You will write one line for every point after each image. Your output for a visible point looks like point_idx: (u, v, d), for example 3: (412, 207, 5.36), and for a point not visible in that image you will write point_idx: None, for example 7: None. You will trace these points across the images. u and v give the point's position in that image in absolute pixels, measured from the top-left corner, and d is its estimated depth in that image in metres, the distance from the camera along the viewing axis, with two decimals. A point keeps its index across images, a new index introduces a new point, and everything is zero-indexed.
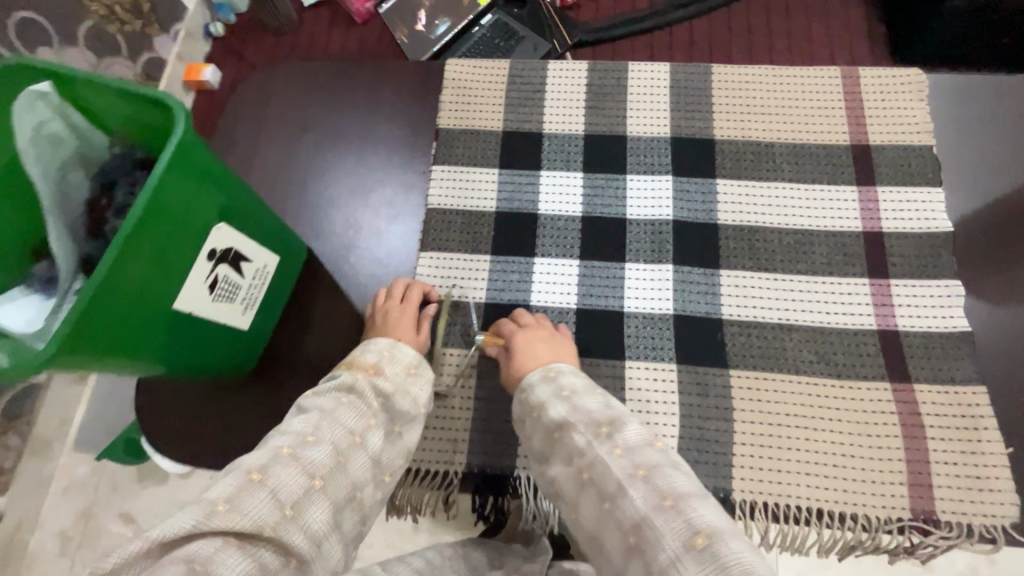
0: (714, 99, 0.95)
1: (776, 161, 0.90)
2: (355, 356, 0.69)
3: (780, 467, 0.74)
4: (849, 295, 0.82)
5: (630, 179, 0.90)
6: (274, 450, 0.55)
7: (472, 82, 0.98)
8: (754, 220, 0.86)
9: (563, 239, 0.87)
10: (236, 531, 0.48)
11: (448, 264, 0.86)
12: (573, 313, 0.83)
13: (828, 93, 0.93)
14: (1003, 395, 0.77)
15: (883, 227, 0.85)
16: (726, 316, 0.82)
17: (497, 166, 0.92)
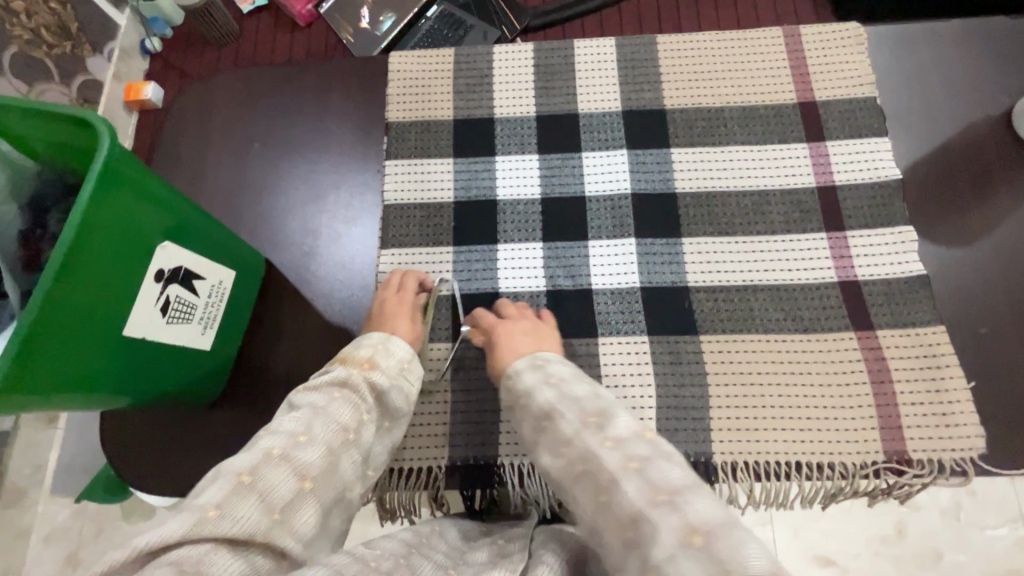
0: (661, 68, 0.95)
1: (727, 126, 0.90)
2: (349, 351, 0.69)
3: (755, 426, 0.76)
4: (809, 250, 0.83)
5: (585, 156, 0.90)
6: (263, 451, 0.53)
7: (417, 72, 0.96)
8: (710, 185, 0.87)
9: (524, 223, 0.86)
10: (230, 537, 0.47)
11: (411, 260, 0.85)
12: (541, 295, 0.83)
13: (771, 53, 0.94)
14: (962, 332, 0.80)
15: (836, 180, 0.87)
16: (691, 283, 0.83)
17: (452, 155, 0.91)
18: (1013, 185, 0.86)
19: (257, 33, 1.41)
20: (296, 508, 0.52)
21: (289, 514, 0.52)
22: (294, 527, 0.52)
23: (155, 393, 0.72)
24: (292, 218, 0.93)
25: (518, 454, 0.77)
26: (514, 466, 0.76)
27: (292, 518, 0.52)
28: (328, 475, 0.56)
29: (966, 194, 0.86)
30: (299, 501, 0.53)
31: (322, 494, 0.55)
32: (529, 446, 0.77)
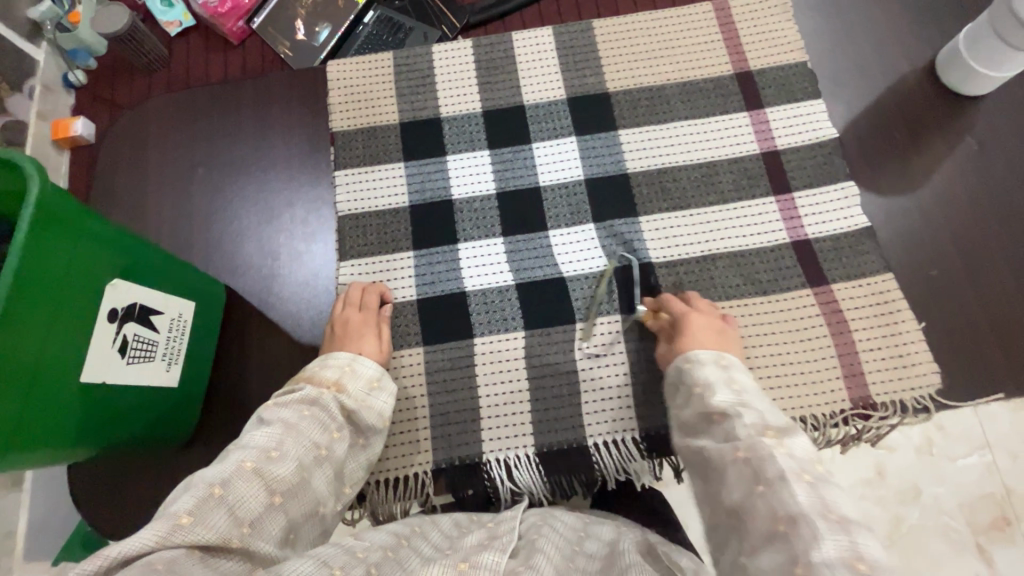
0: (601, 53, 0.96)
1: (670, 102, 0.92)
2: (316, 371, 0.69)
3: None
4: (761, 215, 0.86)
5: (536, 147, 0.90)
6: (237, 465, 0.52)
7: (358, 79, 0.95)
8: (662, 162, 0.89)
9: (482, 219, 0.86)
10: (202, 544, 0.45)
11: (373, 268, 0.85)
12: (510, 290, 0.83)
13: (705, 28, 0.96)
14: (907, 278, 0.84)
15: (777, 144, 0.89)
16: (654, 259, 0.84)
17: (402, 159, 0.90)
18: (945, 131, 0.90)
19: (190, 56, 1.22)
20: (266, 519, 0.51)
21: (257, 526, 0.50)
22: (266, 534, 0.50)
23: (126, 434, 0.69)
24: (246, 240, 0.91)
25: (502, 449, 0.77)
26: (499, 460, 0.77)
27: (261, 526, 0.50)
28: (297, 487, 0.55)
29: (904, 144, 0.90)
30: (269, 510, 0.51)
31: (292, 508, 0.54)
32: (511, 439, 0.78)
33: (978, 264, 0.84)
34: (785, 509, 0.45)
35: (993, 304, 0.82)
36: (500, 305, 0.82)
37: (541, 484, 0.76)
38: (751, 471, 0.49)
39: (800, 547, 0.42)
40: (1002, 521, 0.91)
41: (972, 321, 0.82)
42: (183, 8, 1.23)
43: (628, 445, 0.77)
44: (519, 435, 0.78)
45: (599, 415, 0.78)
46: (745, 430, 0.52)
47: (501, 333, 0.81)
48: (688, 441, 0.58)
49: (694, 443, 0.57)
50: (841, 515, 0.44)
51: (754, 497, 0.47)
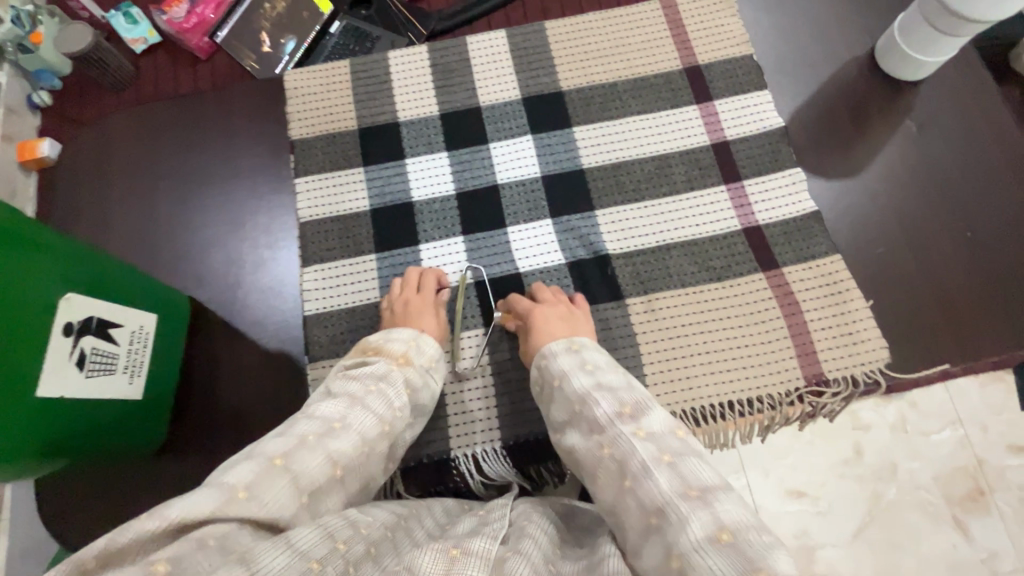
0: (554, 53, 0.98)
1: (622, 99, 0.95)
2: (382, 344, 0.71)
3: (682, 373, 0.80)
4: (713, 204, 0.89)
5: (493, 147, 0.92)
6: (295, 439, 0.54)
7: (316, 87, 0.96)
8: (616, 157, 0.91)
9: (442, 220, 0.88)
10: (255, 519, 0.45)
11: (335, 273, 0.86)
12: (471, 287, 0.85)
13: (653, 25, 0.99)
14: (856, 257, 0.87)
15: (727, 135, 0.92)
16: (613, 250, 0.87)
17: (362, 164, 0.91)
18: (888, 116, 0.94)
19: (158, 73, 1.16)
20: (321, 492, 0.53)
21: (313, 498, 0.52)
22: (317, 505, 0.52)
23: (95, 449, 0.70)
24: (211, 252, 0.92)
25: (471, 444, 0.79)
26: (469, 455, 0.79)
27: (311, 502, 0.52)
28: (351, 464, 0.57)
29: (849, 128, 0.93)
30: (327, 482, 0.54)
31: (341, 485, 0.56)
32: (478, 433, 0.79)
33: (924, 242, 0.87)
34: (651, 501, 0.48)
35: (941, 280, 0.85)
36: (462, 303, 0.84)
37: (512, 474, 0.78)
38: (618, 463, 0.53)
39: (671, 537, 0.45)
40: (977, 491, 0.94)
41: (921, 297, 0.85)
42: (149, 24, 1.16)
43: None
44: (486, 429, 0.79)
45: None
46: (603, 414, 0.58)
47: (466, 329, 0.83)
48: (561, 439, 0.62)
49: (565, 441, 0.61)
50: (699, 488, 0.48)
51: None
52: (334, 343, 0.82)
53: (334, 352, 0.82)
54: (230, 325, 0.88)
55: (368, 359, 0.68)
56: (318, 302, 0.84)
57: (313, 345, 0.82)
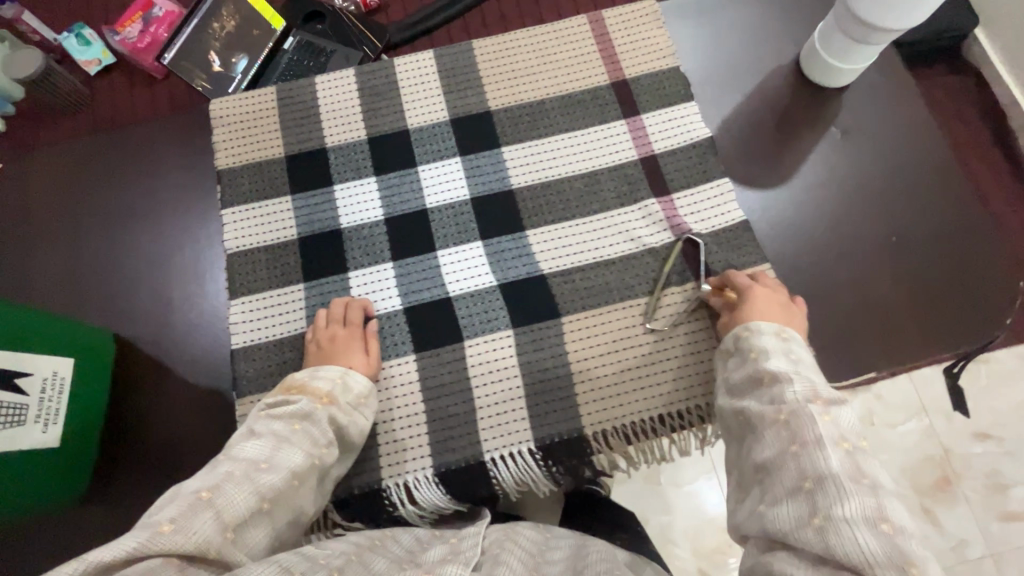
0: (481, 71, 0.98)
1: (550, 116, 0.95)
2: (304, 382, 0.71)
3: (615, 390, 0.81)
4: (643, 218, 0.88)
5: (422, 170, 0.92)
6: (222, 473, 0.55)
7: (243, 117, 0.95)
8: (546, 175, 0.91)
9: (371, 246, 0.88)
10: (180, 553, 0.46)
11: (263, 305, 0.85)
12: (400, 313, 0.85)
13: (580, 41, 0.99)
14: (786, 268, 0.88)
15: (655, 148, 0.92)
16: (547, 269, 0.86)
17: (290, 192, 0.91)
18: (814, 124, 0.94)
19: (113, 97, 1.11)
20: (249, 525, 0.53)
21: (240, 533, 0.52)
22: (244, 541, 0.52)
23: (12, 507, 0.70)
24: (143, 288, 0.90)
25: (403, 473, 0.79)
26: (401, 484, 0.78)
27: (241, 534, 0.52)
28: (284, 496, 0.59)
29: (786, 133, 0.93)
30: (257, 514, 0.54)
31: (275, 518, 0.57)
32: (408, 462, 0.79)
33: (852, 249, 0.88)
34: (812, 468, 0.48)
35: (871, 288, 0.86)
36: (391, 329, 0.84)
37: (446, 501, 0.79)
38: (789, 434, 0.52)
39: (819, 502, 0.46)
40: (943, 480, 0.94)
41: (849, 306, 0.86)
42: (102, 44, 1.12)
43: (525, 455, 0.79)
44: (417, 458, 0.79)
45: (494, 431, 0.80)
46: (795, 395, 0.55)
47: (397, 356, 0.83)
48: (732, 401, 0.63)
49: (739, 404, 0.61)
50: (872, 478, 0.46)
51: (790, 455, 0.51)
52: (262, 376, 0.82)
53: (263, 387, 0.81)
54: (159, 364, 0.87)
55: (288, 398, 0.68)
56: (245, 335, 0.83)
57: (242, 381, 0.81)
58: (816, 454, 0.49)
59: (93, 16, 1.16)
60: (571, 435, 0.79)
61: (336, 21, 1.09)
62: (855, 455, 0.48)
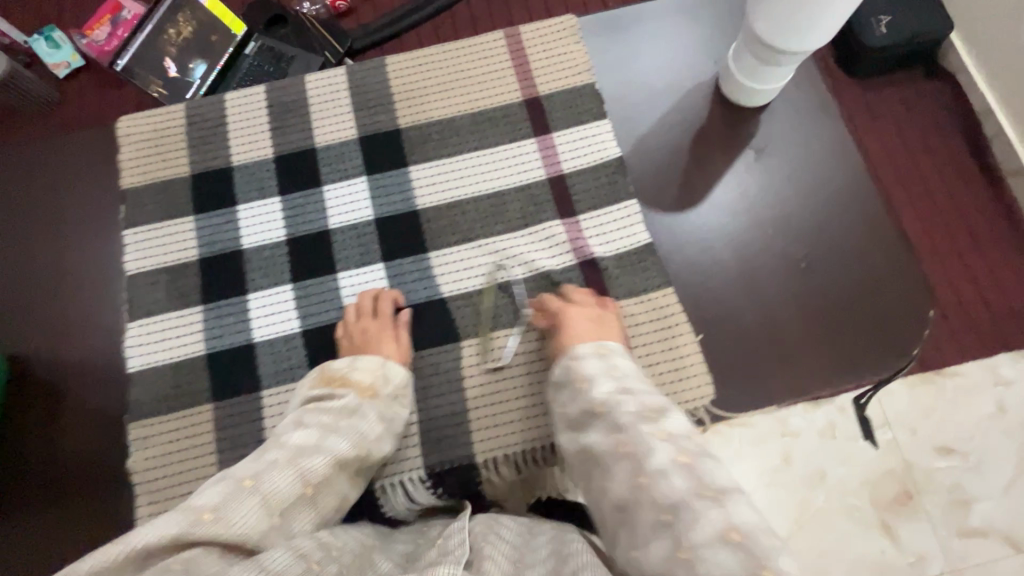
0: (396, 94, 0.79)
1: (514, 120, 0.77)
2: (345, 374, 0.62)
3: (509, 420, 0.66)
4: (622, 219, 0.73)
5: (327, 189, 0.75)
6: (237, 481, 0.47)
7: (152, 133, 0.78)
8: (456, 196, 0.74)
9: (272, 266, 0.72)
10: (222, 541, 0.42)
11: (162, 325, 0.70)
12: (299, 338, 0.69)
13: (549, 34, 0.81)
14: (822, 278, 0.70)
15: (638, 144, 0.76)
16: (445, 293, 0.70)
17: (192, 211, 0.74)
18: None
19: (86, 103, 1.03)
20: (293, 510, 0.48)
21: (287, 516, 0.47)
22: (293, 527, 0.47)
23: None
24: (40, 300, 0.73)
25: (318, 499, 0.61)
26: (396, 484, 0.64)
27: (291, 517, 0.47)
28: (329, 482, 0.52)
29: (794, 103, 0.77)
30: (302, 500, 0.49)
31: (321, 501, 0.51)
32: (404, 457, 0.65)
33: (835, 227, 0.72)
34: (654, 494, 0.42)
35: (814, 299, 0.69)
36: (286, 355, 0.68)
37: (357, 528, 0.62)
38: (631, 464, 0.44)
39: (677, 529, 0.39)
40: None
41: (843, 301, 0.69)
42: (73, 48, 1.04)
43: (507, 462, 0.65)
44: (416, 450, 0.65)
45: (457, 440, 0.65)
46: (646, 422, 0.47)
47: (286, 384, 0.67)
48: (572, 438, 0.52)
49: (581, 440, 0.50)
50: (714, 488, 0.41)
51: None
52: (157, 405, 0.67)
53: (163, 410, 0.67)
54: (61, 386, 0.69)
55: (332, 392, 0.60)
56: (142, 356, 0.68)
57: (135, 405, 0.67)
58: (660, 478, 0.42)
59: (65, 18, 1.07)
60: (461, 466, 0.65)
61: (299, 26, 1.03)
62: (696, 470, 0.43)
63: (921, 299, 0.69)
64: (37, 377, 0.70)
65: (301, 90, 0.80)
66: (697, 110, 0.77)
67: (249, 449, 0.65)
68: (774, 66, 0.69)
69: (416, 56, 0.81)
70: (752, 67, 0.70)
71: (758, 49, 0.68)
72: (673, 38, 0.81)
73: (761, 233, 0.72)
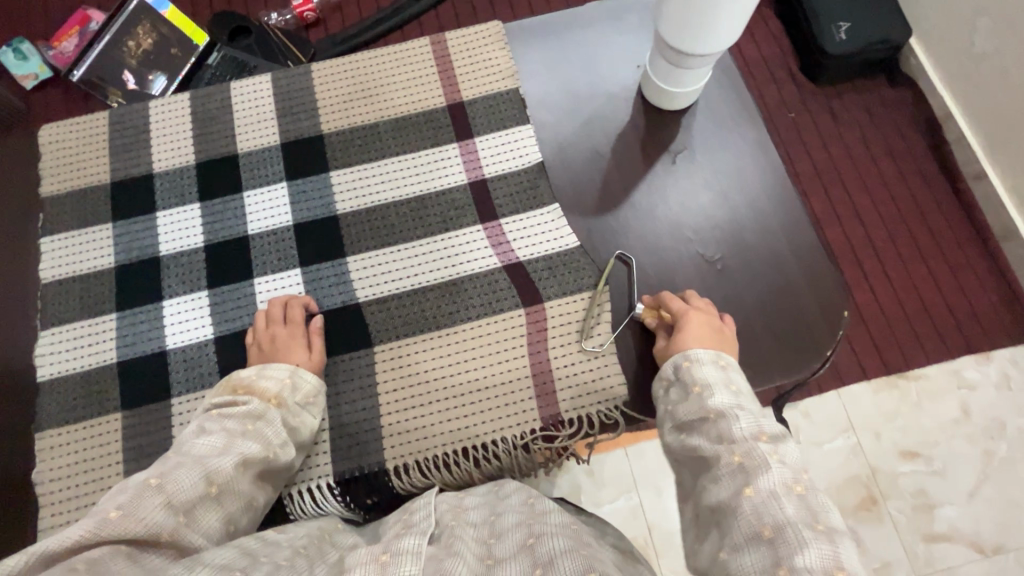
0: (319, 99, 0.79)
1: (437, 126, 0.78)
2: (251, 381, 0.60)
3: (414, 425, 0.65)
4: (545, 224, 0.73)
5: (247, 196, 0.74)
6: (138, 483, 0.46)
7: (73, 141, 0.78)
8: (377, 201, 0.74)
9: (189, 272, 0.71)
10: (130, 539, 0.42)
11: (73, 334, 0.69)
12: (212, 344, 0.68)
13: (475, 39, 0.82)
14: (742, 279, 0.70)
15: (561, 145, 0.77)
16: (362, 299, 0.70)
17: (112, 218, 0.74)
18: None
19: (51, 111, 1.05)
20: (199, 509, 0.48)
21: (193, 516, 0.47)
22: (199, 525, 0.47)
23: None
24: None
25: (304, 479, 0.63)
26: (304, 492, 0.63)
27: (197, 518, 0.47)
28: (235, 483, 0.52)
29: (717, 113, 0.78)
30: (205, 501, 0.48)
31: (227, 502, 0.51)
32: (314, 462, 0.64)
33: (753, 229, 0.72)
34: (768, 515, 0.43)
35: (734, 301, 0.69)
36: (199, 362, 0.68)
37: (307, 512, 0.62)
38: (743, 476, 0.46)
39: (782, 549, 0.41)
40: (869, 500, 0.94)
41: (757, 305, 0.69)
42: (40, 60, 1.06)
43: (418, 468, 0.64)
44: (324, 458, 0.64)
45: (369, 445, 0.65)
46: (741, 432, 0.49)
47: (197, 391, 0.66)
48: (677, 437, 0.54)
49: (686, 441, 0.52)
50: (827, 524, 0.43)
51: (740, 499, 0.45)
52: (67, 412, 0.66)
53: (70, 420, 0.66)
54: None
55: (236, 398, 0.58)
56: (52, 366, 0.68)
57: (41, 415, 0.66)
58: (771, 501, 0.44)
59: (37, 30, 1.10)
60: (371, 472, 0.64)
61: (263, 36, 1.05)
62: (808, 501, 0.44)
63: (836, 304, 0.69)
64: None
65: (226, 97, 0.79)
66: (623, 113, 0.78)
67: (154, 457, 0.64)
68: (686, 69, 0.69)
69: (346, 62, 0.81)
70: (666, 70, 0.71)
71: (667, 51, 0.68)
72: (599, 44, 0.81)
73: (680, 235, 0.72)
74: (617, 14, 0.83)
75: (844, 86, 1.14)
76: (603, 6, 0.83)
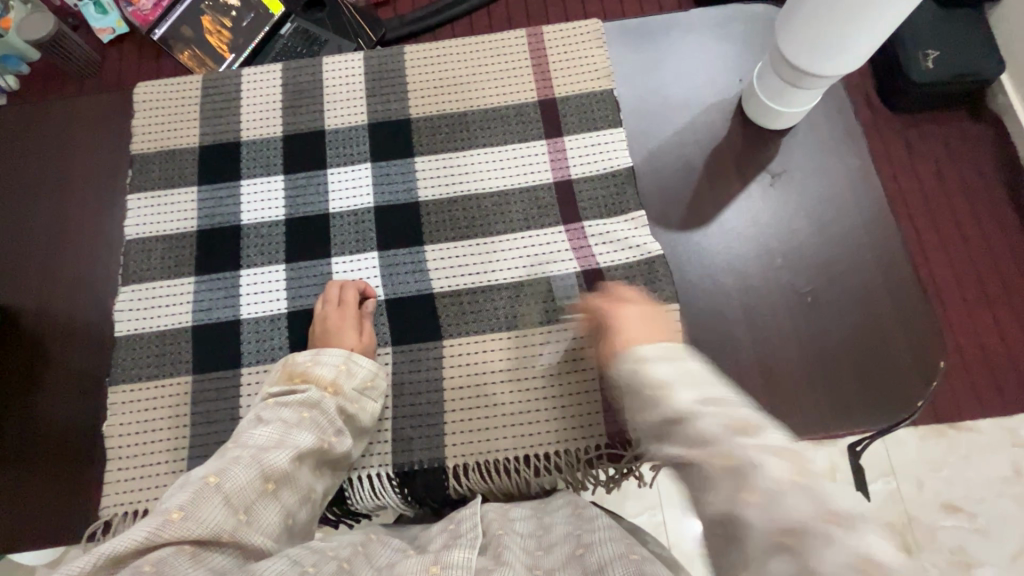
0: (410, 83, 0.78)
1: (526, 121, 0.76)
2: (307, 369, 0.59)
3: (477, 426, 0.64)
4: (630, 234, 0.70)
5: (330, 173, 0.74)
6: (197, 483, 0.45)
7: (164, 104, 0.79)
8: (458, 191, 0.73)
9: (267, 245, 0.71)
10: (194, 540, 0.41)
11: (151, 294, 0.70)
12: (285, 318, 0.68)
13: (570, 33, 0.79)
14: (832, 314, 0.67)
15: (649, 154, 0.75)
16: (436, 290, 0.69)
17: (197, 183, 0.75)
18: None
19: (124, 70, 1.06)
20: (259, 506, 0.47)
21: (253, 514, 0.46)
22: (259, 524, 0.46)
23: None
24: (41, 259, 0.74)
25: (368, 465, 0.63)
26: (363, 479, 0.62)
27: (256, 515, 0.46)
28: (293, 476, 0.51)
29: (820, 134, 0.74)
30: (262, 497, 0.47)
31: (285, 494, 0.49)
32: (376, 449, 0.63)
33: (845, 261, 0.69)
34: None
35: (820, 337, 0.66)
36: (271, 334, 0.68)
37: (369, 499, 0.62)
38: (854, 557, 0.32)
39: None
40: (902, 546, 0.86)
41: (845, 341, 0.66)
42: (118, 15, 1.07)
43: (478, 470, 0.63)
44: (384, 447, 0.64)
45: (429, 441, 0.64)
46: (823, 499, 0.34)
47: (266, 363, 0.67)
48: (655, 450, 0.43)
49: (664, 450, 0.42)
50: None
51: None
52: (138, 370, 0.67)
53: (143, 377, 0.67)
54: (44, 347, 0.70)
55: (293, 388, 0.57)
56: (130, 323, 0.69)
57: (115, 369, 0.67)
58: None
59: None
60: (432, 466, 0.63)
61: (336, 11, 1.02)
62: None
63: (930, 349, 0.66)
64: (30, 334, 0.71)
65: (317, 71, 0.79)
66: (719, 128, 0.75)
67: (221, 424, 0.65)
68: (801, 90, 0.66)
69: (438, 50, 0.80)
70: (775, 88, 0.68)
71: (786, 71, 0.65)
72: (702, 54, 0.79)
73: (769, 262, 0.69)
74: (721, 24, 0.80)
75: (923, 116, 1.05)
76: (706, 14, 0.80)
